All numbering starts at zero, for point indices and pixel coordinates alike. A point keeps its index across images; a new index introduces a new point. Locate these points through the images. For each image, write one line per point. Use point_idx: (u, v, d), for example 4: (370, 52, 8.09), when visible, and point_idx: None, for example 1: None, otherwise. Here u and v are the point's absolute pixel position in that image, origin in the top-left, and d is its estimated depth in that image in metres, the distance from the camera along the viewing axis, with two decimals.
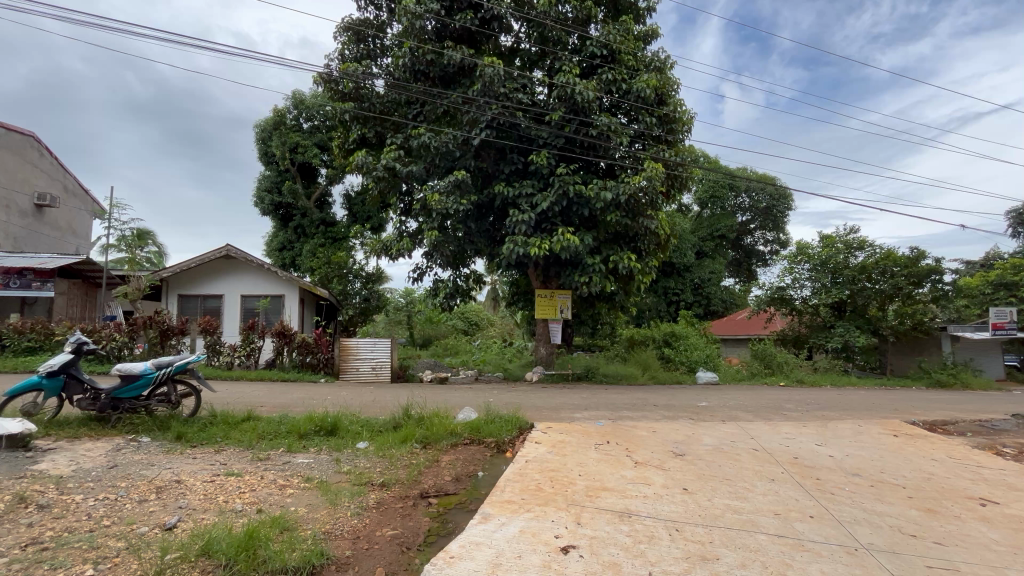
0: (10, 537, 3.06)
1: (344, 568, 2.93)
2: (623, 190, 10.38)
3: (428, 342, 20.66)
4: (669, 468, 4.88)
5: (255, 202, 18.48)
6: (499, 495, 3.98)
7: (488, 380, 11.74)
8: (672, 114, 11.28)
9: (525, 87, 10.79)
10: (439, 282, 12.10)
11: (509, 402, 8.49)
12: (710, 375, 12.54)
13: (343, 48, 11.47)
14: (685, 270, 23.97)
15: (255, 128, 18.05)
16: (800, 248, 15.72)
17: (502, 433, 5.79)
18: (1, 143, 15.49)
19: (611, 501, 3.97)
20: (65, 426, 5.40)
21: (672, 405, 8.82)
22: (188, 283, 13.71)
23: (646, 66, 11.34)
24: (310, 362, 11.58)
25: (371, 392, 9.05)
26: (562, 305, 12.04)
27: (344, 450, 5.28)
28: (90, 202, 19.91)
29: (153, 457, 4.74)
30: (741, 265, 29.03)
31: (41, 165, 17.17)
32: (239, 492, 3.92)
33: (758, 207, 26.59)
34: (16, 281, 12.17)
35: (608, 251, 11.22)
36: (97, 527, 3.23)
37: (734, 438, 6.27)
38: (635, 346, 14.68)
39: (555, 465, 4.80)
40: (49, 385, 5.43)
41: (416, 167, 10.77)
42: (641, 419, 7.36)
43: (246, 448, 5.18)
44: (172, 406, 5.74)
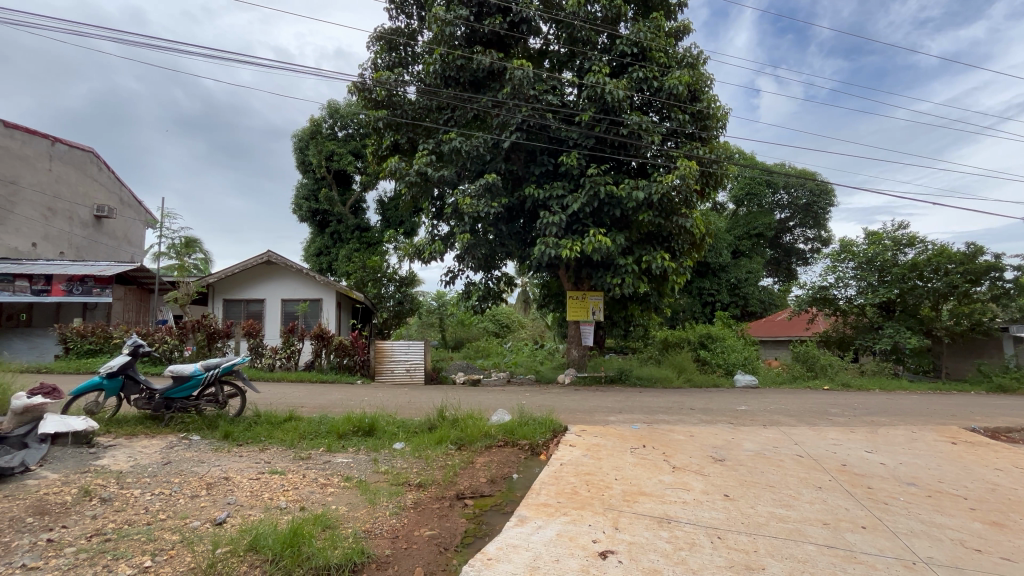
0: (77, 528, 3.27)
1: (384, 567, 2.98)
2: (656, 189, 10.18)
3: (460, 344, 20.92)
4: (709, 474, 4.74)
5: (294, 210, 19.16)
6: (534, 498, 3.97)
7: (520, 382, 11.75)
8: (705, 110, 11.06)
9: (554, 88, 10.80)
10: (471, 285, 12.21)
11: (543, 404, 8.45)
12: (749, 379, 12.13)
13: (376, 57, 11.73)
14: (721, 270, 23.32)
15: (294, 138, 18.76)
16: (844, 245, 15.06)
17: (537, 435, 5.77)
18: (64, 159, 16.61)
19: (649, 506, 3.89)
20: (123, 424, 5.73)
21: (709, 409, 8.59)
22: (233, 288, 14.30)
23: (678, 62, 11.11)
24: (347, 364, 11.88)
25: (405, 394, 9.20)
26: (594, 307, 11.93)
27: (382, 450, 5.39)
28: (143, 212, 21.09)
29: (203, 455, 4.96)
30: (781, 264, 28.05)
31: (100, 179, 18.30)
32: (283, 490, 4.06)
33: (798, 204, 25.64)
34: (79, 288, 13.05)
35: (641, 251, 11.04)
36: (154, 521, 3.41)
37: (778, 444, 6.03)
38: (670, 348, 14.39)
39: (591, 469, 4.74)
40: (109, 385, 5.76)
41: (448, 172, 10.88)
42: (678, 423, 7.18)
43: (288, 448, 5.35)
44: (220, 406, 5.99)
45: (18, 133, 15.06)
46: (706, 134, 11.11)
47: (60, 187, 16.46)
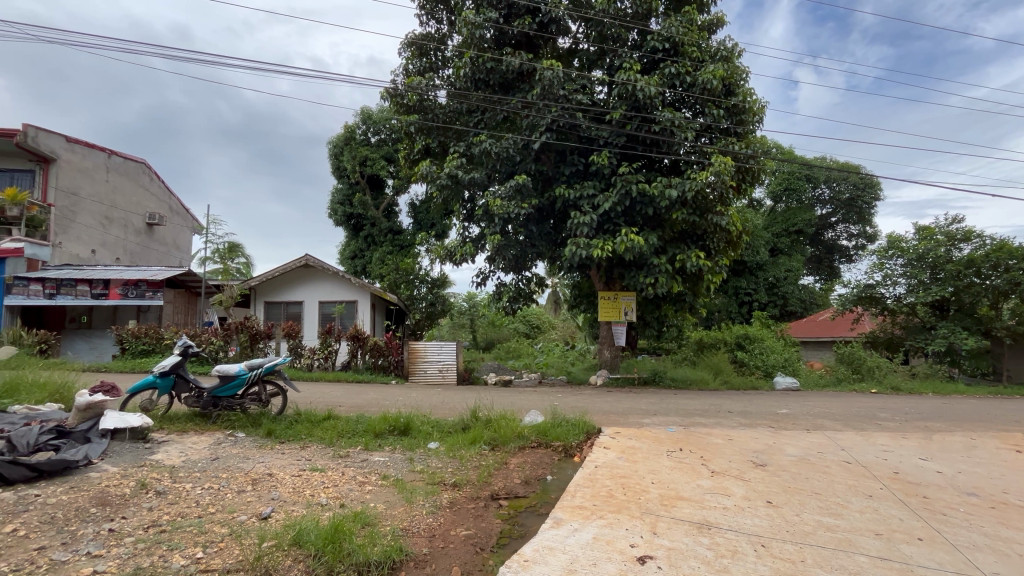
0: (135, 519, 3.46)
1: (422, 566, 3.02)
2: (689, 186, 9.97)
3: (491, 345, 21.03)
4: (751, 479, 4.58)
5: (329, 214, 19.71)
6: (569, 500, 3.93)
7: (552, 383, 11.71)
8: (741, 104, 10.72)
9: (584, 87, 10.74)
10: (502, 286, 12.25)
11: (576, 406, 8.39)
12: (790, 381, 11.69)
13: (408, 63, 11.93)
14: (758, 268, 22.54)
15: (329, 145, 19.32)
16: (891, 241, 14.29)
17: (570, 437, 5.72)
18: (119, 170, 17.63)
19: (687, 511, 3.80)
20: (175, 421, 6.02)
21: (748, 412, 8.31)
22: (273, 291, 14.81)
23: (711, 56, 10.84)
24: (382, 364, 12.13)
25: (439, 395, 9.30)
26: (626, 307, 11.76)
27: (417, 450, 5.47)
28: (191, 219, 22.15)
29: (248, 451, 5.17)
30: (822, 262, 26.92)
31: (151, 188, 19.33)
32: (324, 487, 4.17)
33: (840, 199, 24.55)
34: (134, 292, 13.76)
35: (675, 250, 10.82)
36: (204, 514, 3.57)
37: (823, 449, 5.78)
38: (706, 349, 14.02)
39: (626, 472, 4.67)
40: (161, 384, 6.07)
41: (478, 174, 10.97)
42: (716, 426, 6.99)
43: (328, 446, 5.50)
44: (263, 404, 6.21)
45: (79, 147, 16.05)
46: (742, 129, 10.77)
47: (116, 197, 17.46)
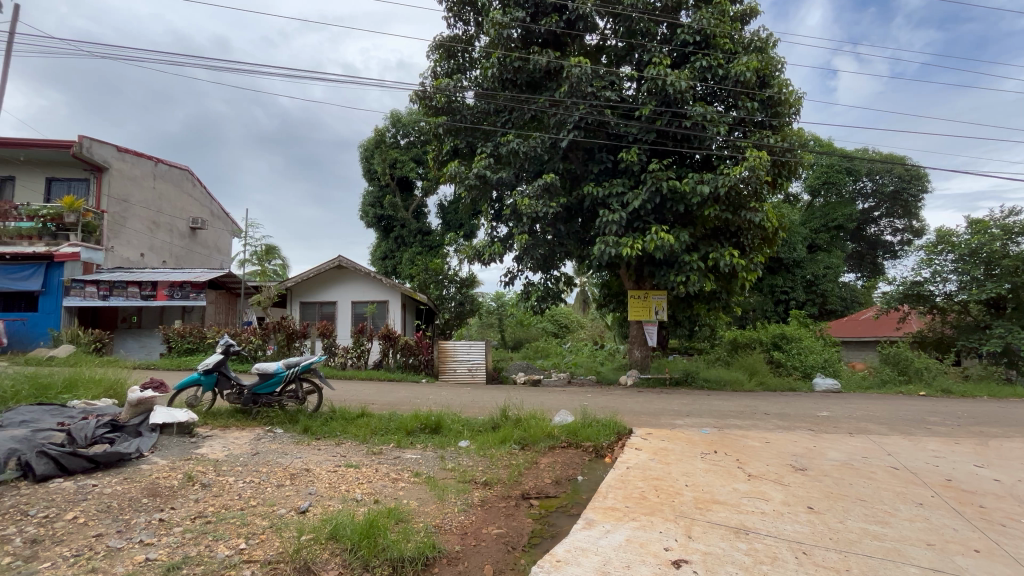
0: (183, 510, 3.62)
1: (455, 563, 3.06)
2: (722, 182, 9.68)
3: (519, 344, 21.06)
4: (790, 484, 4.44)
5: (361, 216, 20.13)
6: (601, 501, 3.90)
7: (581, 383, 11.64)
8: (776, 96, 10.39)
9: (613, 83, 10.58)
10: (530, 286, 12.22)
11: (607, 406, 8.30)
12: (830, 383, 11.24)
13: (436, 66, 12.06)
14: (795, 265, 21.74)
15: (360, 148, 19.75)
16: (941, 236, 13.54)
17: (601, 438, 5.66)
18: (165, 177, 18.50)
19: (724, 515, 3.70)
20: (218, 416, 6.28)
21: (786, 414, 8.04)
22: (308, 291, 15.24)
23: (744, 47, 10.56)
24: (412, 363, 12.30)
25: (469, 394, 9.35)
26: (657, 306, 11.56)
27: (448, 448, 5.53)
28: (230, 223, 23.05)
29: (286, 447, 5.34)
30: (864, 258, 25.76)
31: (194, 194, 20.21)
32: (359, 483, 4.27)
33: (884, 192, 23.44)
34: (179, 292, 14.41)
35: (707, 248, 10.54)
36: (246, 506, 3.70)
37: (868, 454, 5.52)
38: (740, 349, 13.62)
39: (659, 473, 4.58)
40: (205, 380, 6.34)
41: (507, 174, 11.00)
42: (752, 428, 6.78)
43: (361, 443, 5.62)
44: (300, 402, 6.41)
45: (128, 156, 16.91)
46: (777, 121, 10.43)
47: (162, 203, 18.33)
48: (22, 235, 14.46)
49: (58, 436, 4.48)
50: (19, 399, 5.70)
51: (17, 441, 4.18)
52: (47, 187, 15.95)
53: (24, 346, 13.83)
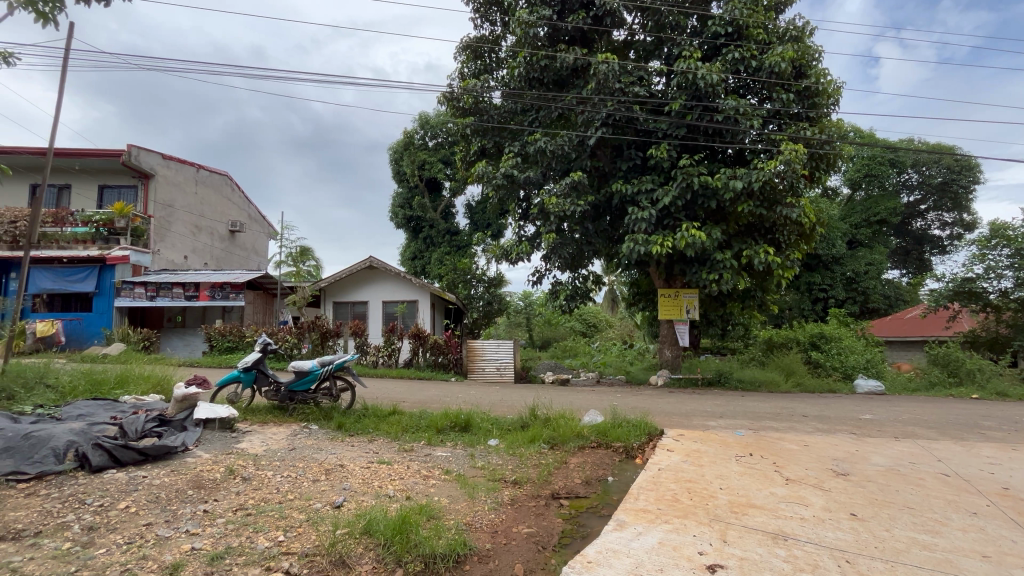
0: (226, 501, 3.78)
1: (486, 560, 3.08)
2: (756, 177, 9.40)
3: (547, 343, 21.03)
4: (831, 489, 4.27)
5: (391, 218, 20.47)
6: (632, 502, 3.85)
7: (610, 383, 11.52)
8: (814, 87, 10.02)
9: (641, 79, 10.41)
10: (558, 285, 12.16)
11: (637, 406, 8.20)
12: (873, 384, 10.79)
13: (463, 67, 12.14)
14: (834, 262, 20.88)
15: (390, 151, 20.11)
16: (995, 229, 12.74)
17: (632, 438, 5.59)
18: (206, 182, 19.31)
19: (760, 520, 3.60)
20: (257, 412, 6.51)
21: (826, 416, 7.74)
22: (340, 292, 15.60)
23: (780, 37, 10.22)
24: (441, 362, 12.43)
25: (498, 393, 9.38)
26: (688, 305, 11.33)
27: (477, 446, 5.57)
28: (266, 226, 23.88)
29: (321, 443, 5.49)
30: (910, 254, 24.54)
31: (233, 198, 21.03)
32: (391, 479, 4.35)
33: (931, 184, 22.28)
34: (220, 293, 15.01)
35: (740, 245, 10.25)
36: (284, 500, 3.83)
37: (915, 460, 5.26)
38: (776, 349, 13.19)
39: (692, 476, 4.49)
40: (245, 377, 6.59)
41: (534, 173, 10.97)
42: (789, 431, 6.56)
43: (393, 440, 5.73)
44: (334, 398, 6.58)
45: (173, 163, 17.71)
46: (815, 113, 10.06)
47: (203, 207, 19.14)
48: (77, 240, 15.19)
49: (111, 429, 4.75)
50: (77, 394, 6.05)
51: (75, 433, 4.45)
52: (100, 194, 16.86)
53: (79, 345, 14.67)
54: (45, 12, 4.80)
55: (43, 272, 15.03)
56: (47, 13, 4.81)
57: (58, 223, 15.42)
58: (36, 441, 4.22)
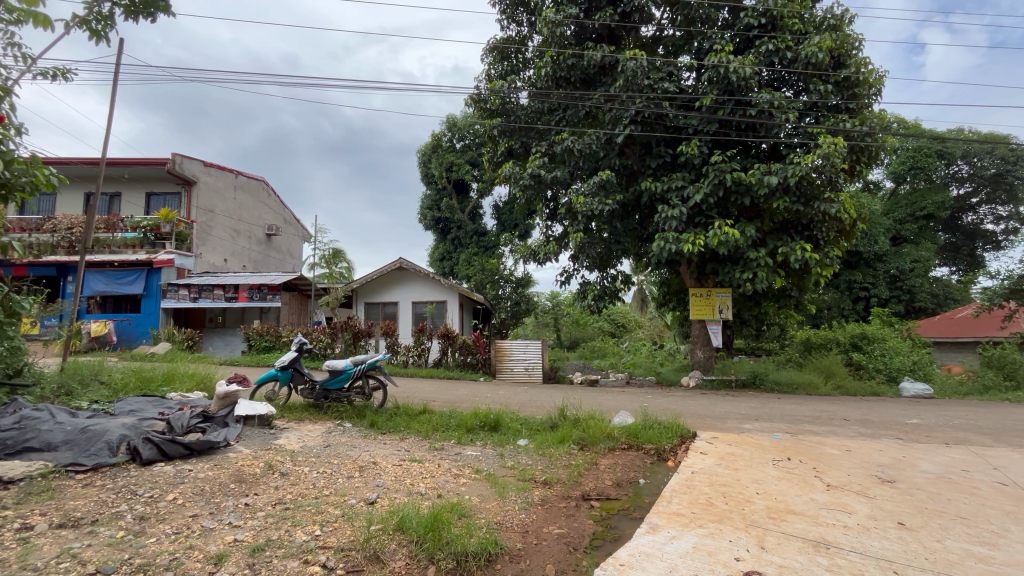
0: (265, 495, 3.92)
1: (517, 560, 3.09)
2: (791, 172, 9.09)
3: (575, 344, 20.90)
4: (876, 496, 4.08)
5: (420, 219, 20.75)
6: (665, 506, 3.78)
7: (640, 384, 11.33)
8: (853, 77, 9.61)
9: (670, 74, 10.24)
10: (586, 284, 12.05)
11: (668, 408, 8.04)
12: (920, 388, 10.24)
13: (490, 68, 12.21)
14: (877, 259, 19.93)
15: (418, 154, 20.40)
16: None
17: (663, 440, 5.49)
18: (243, 187, 20.06)
19: (801, 527, 3.47)
20: (293, 410, 6.70)
21: (869, 420, 7.41)
22: (372, 293, 15.90)
23: (816, 27, 9.89)
24: (470, 362, 12.52)
25: (527, 393, 9.36)
26: (721, 305, 11.05)
27: (507, 446, 5.59)
28: (300, 229, 24.64)
29: (355, 440, 5.62)
30: (960, 250, 23.20)
31: (269, 203, 21.80)
32: (423, 477, 4.41)
33: (983, 175, 21.05)
34: (258, 294, 15.59)
35: (775, 242, 9.95)
36: (320, 495, 3.94)
37: (968, 467, 4.98)
38: (814, 350, 12.71)
39: (727, 480, 4.37)
40: (282, 376, 6.81)
41: (561, 172, 10.91)
42: (830, 435, 6.32)
43: (424, 438, 5.81)
44: (366, 397, 6.74)
45: (213, 170, 18.45)
46: (854, 103, 9.65)
47: (242, 212, 19.89)
48: (126, 245, 16.04)
49: (159, 424, 4.99)
50: (128, 391, 6.39)
51: (127, 428, 4.70)
52: (147, 201, 17.73)
53: (129, 344, 15.50)
54: (98, 30, 5.12)
55: (96, 275, 15.90)
56: (100, 30, 5.12)
57: (109, 229, 16.30)
58: (92, 434, 4.47)
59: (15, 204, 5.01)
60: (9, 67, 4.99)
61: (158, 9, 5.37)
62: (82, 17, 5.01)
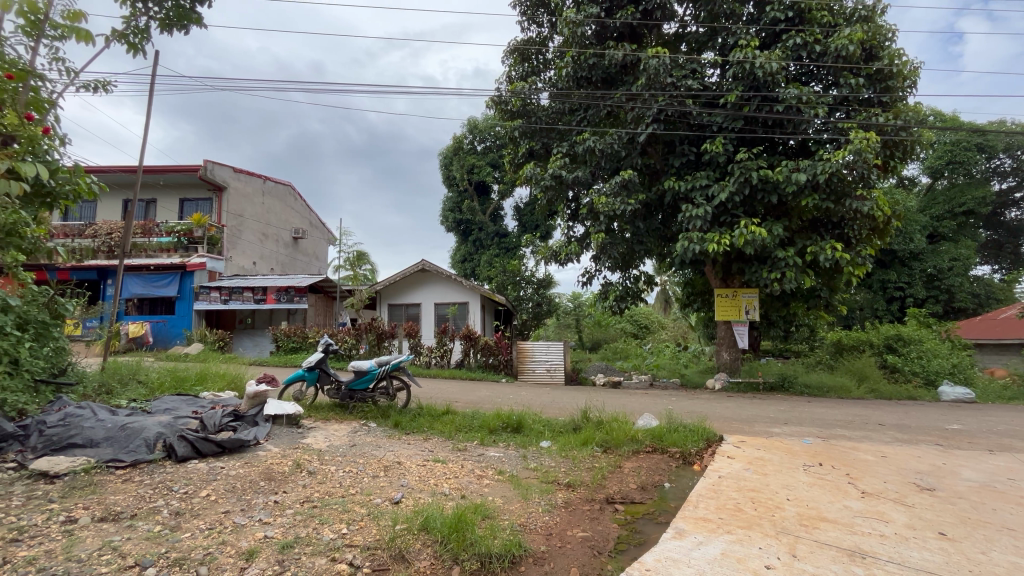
0: (294, 493, 4.01)
1: (541, 563, 3.07)
2: (821, 169, 8.84)
3: (597, 345, 20.74)
4: (914, 505, 3.92)
5: (442, 222, 20.92)
6: (692, 511, 3.71)
7: (664, 386, 11.15)
8: (887, 69, 9.32)
9: (694, 71, 10.06)
10: (608, 285, 11.94)
11: (694, 411, 7.89)
12: (961, 392, 9.79)
13: (511, 70, 12.23)
14: (912, 258, 19.18)
15: (440, 156, 20.59)
16: None
17: (689, 444, 5.40)
18: (271, 192, 20.60)
19: (834, 535, 3.36)
20: (320, 410, 6.84)
21: (906, 425, 7.12)
22: (395, 294, 16.09)
23: (846, 19, 9.61)
24: (492, 363, 12.57)
25: (550, 394, 9.31)
26: (747, 305, 10.80)
27: (530, 447, 5.58)
28: (326, 232, 25.17)
29: (379, 440, 5.70)
30: (1003, 247, 22.17)
31: (295, 207, 22.34)
32: (447, 477, 4.44)
33: None
34: (285, 296, 16.03)
35: (804, 241, 9.68)
36: (346, 494, 4.00)
37: (1014, 476, 4.74)
38: (846, 352, 12.33)
39: (756, 485, 4.27)
40: (309, 376, 6.95)
41: (583, 172, 10.85)
42: (864, 440, 6.10)
43: (448, 439, 5.85)
44: (390, 397, 6.83)
45: (242, 176, 19.00)
46: (888, 96, 9.34)
47: (270, 216, 20.42)
48: (162, 249, 16.65)
49: (193, 423, 5.17)
50: (163, 390, 6.61)
51: (163, 426, 4.87)
52: (180, 206, 18.36)
53: (165, 344, 16.08)
54: (135, 43, 5.35)
55: (134, 278, 16.54)
56: (137, 43, 5.35)
57: (146, 234, 16.87)
58: (130, 432, 4.64)
59: (59, 211, 5.32)
60: (55, 80, 5.28)
61: (191, 22, 5.58)
62: (121, 31, 5.24)
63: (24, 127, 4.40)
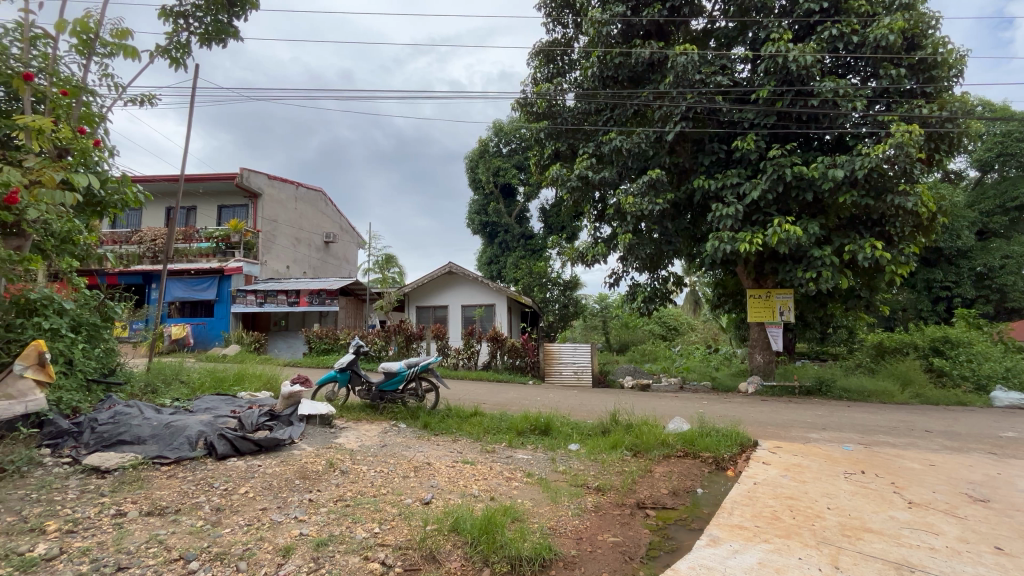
0: (327, 492, 4.10)
1: (571, 567, 3.04)
2: (859, 165, 8.51)
3: (625, 347, 20.50)
4: (967, 517, 3.71)
5: (468, 225, 21.08)
6: (726, 518, 3.62)
7: (695, 389, 10.92)
8: (930, 58, 8.92)
9: (723, 68, 9.87)
10: (636, 286, 11.78)
11: (727, 415, 7.68)
12: (1016, 398, 9.24)
13: (536, 73, 12.26)
14: (960, 256, 18.22)
15: (466, 160, 20.76)
16: None
17: (722, 449, 5.27)
18: (304, 198, 21.21)
19: (879, 547, 3.22)
20: (352, 410, 6.98)
21: (956, 432, 6.75)
22: (422, 296, 16.27)
23: (886, 7, 9.22)
24: (519, 364, 12.61)
25: (578, 397, 9.23)
26: (782, 306, 10.44)
27: (558, 450, 5.55)
28: (355, 236, 25.73)
29: (409, 441, 5.77)
30: None
31: (327, 212, 22.93)
32: (475, 479, 4.46)
33: None
34: (317, 299, 16.38)
35: (841, 240, 9.33)
36: (378, 494, 4.07)
37: None
38: (887, 354, 11.82)
39: (794, 492, 4.12)
40: (341, 377, 7.11)
41: (609, 173, 10.73)
42: (909, 447, 5.82)
43: (476, 440, 5.89)
44: (420, 398, 6.93)
45: (277, 183, 19.62)
46: (932, 87, 8.93)
47: (302, 221, 21.02)
48: (201, 254, 17.33)
49: (232, 421, 5.35)
50: (204, 389, 6.87)
51: (205, 424, 5.06)
52: (219, 213, 19.08)
53: (204, 345, 16.71)
54: (177, 58, 5.60)
55: (176, 282, 17.26)
56: (179, 58, 5.59)
57: (187, 240, 17.64)
58: (174, 430, 4.85)
59: (108, 219, 5.60)
60: (105, 96, 5.58)
61: (229, 36, 5.80)
62: (164, 47, 5.50)
63: (78, 141, 4.60)
